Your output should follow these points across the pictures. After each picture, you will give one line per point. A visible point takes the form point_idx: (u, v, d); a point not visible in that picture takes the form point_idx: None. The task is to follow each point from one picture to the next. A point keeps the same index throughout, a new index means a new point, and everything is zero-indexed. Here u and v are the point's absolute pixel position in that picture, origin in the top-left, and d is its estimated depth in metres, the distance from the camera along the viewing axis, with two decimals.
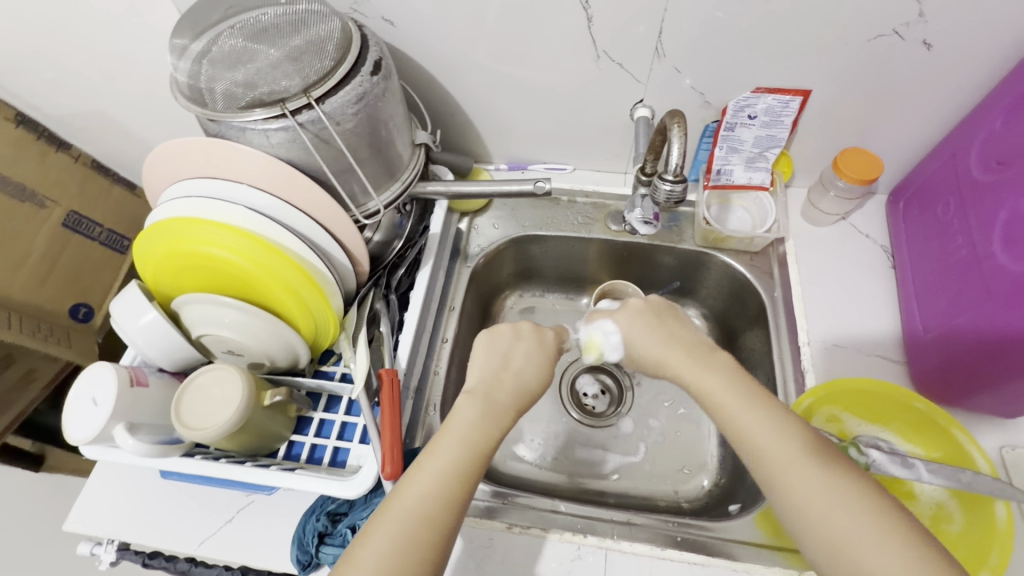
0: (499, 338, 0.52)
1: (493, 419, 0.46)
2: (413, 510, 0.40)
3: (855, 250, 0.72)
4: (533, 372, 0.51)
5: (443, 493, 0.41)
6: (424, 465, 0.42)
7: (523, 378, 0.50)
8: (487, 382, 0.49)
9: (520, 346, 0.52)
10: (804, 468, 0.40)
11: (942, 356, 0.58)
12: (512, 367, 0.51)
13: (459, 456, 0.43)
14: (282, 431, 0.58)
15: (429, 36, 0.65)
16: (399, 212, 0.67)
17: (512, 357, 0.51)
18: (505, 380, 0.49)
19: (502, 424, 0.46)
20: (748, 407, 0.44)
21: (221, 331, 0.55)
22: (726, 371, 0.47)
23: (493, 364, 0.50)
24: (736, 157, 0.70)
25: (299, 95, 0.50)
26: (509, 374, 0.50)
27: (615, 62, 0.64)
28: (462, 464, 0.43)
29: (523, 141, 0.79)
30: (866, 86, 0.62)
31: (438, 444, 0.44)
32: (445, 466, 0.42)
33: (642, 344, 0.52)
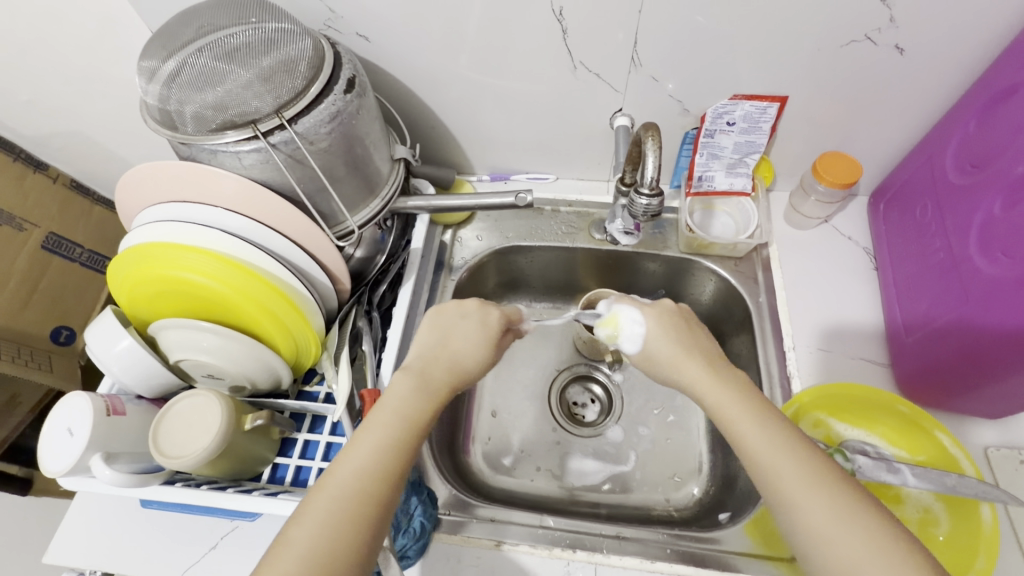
0: (442, 317, 0.51)
1: (425, 395, 0.45)
2: (345, 491, 0.38)
3: (838, 253, 0.72)
4: (470, 350, 0.49)
5: (374, 471, 0.39)
6: (358, 443, 0.41)
7: (461, 357, 0.49)
8: (424, 361, 0.48)
9: (459, 322, 0.51)
10: (812, 487, 0.37)
11: (924, 359, 0.58)
12: (449, 343, 0.49)
13: (391, 433, 0.42)
14: (265, 454, 0.57)
15: (405, 50, 0.65)
16: (379, 228, 0.66)
17: (453, 333, 0.50)
18: (442, 357, 0.48)
19: (434, 402, 0.45)
20: (755, 423, 0.41)
21: (199, 355, 0.55)
22: (736, 388, 0.44)
23: (433, 343, 0.49)
24: (717, 163, 0.70)
25: (271, 116, 0.50)
26: (445, 351, 0.49)
27: (592, 72, 0.64)
28: (394, 444, 0.41)
29: (504, 152, 0.79)
30: (842, 91, 0.62)
31: (371, 421, 0.42)
32: (380, 443, 0.41)
33: (658, 340, 0.50)
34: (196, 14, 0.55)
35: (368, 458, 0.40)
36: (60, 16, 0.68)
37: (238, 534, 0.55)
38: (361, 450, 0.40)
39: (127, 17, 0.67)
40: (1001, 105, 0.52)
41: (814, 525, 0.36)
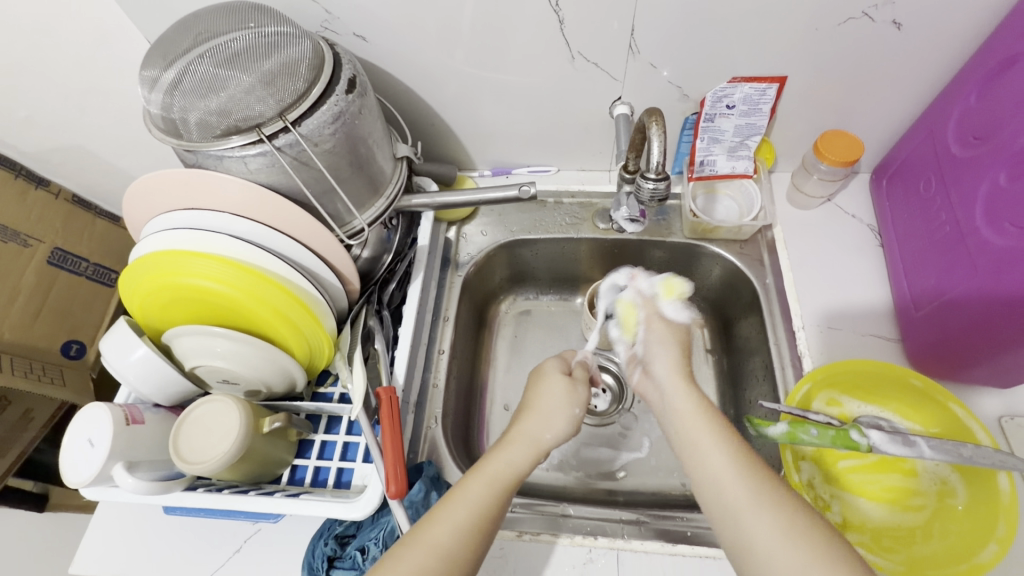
0: (537, 380, 0.56)
1: (520, 460, 0.49)
2: (439, 548, 0.41)
3: (842, 231, 0.72)
4: (558, 421, 0.53)
5: (472, 524, 0.43)
6: (460, 495, 0.44)
7: (546, 426, 0.52)
8: (518, 431, 0.51)
9: (551, 388, 0.55)
10: (748, 480, 0.42)
11: (936, 332, 0.58)
12: (536, 411, 0.53)
13: (487, 490, 0.45)
14: (284, 456, 0.58)
15: (401, 47, 0.65)
16: (386, 227, 0.66)
17: (541, 398, 0.54)
18: (531, 426, 0.52)
19: (525, 464, 0.49)
20: (715, 443, 0.45)
21: (214, 361, 0.55)
22: (703, 409, 0.48)
23: (526, 411, 0.53)
24: (718, 147, 0.70)
25: (275, 120, 0.50)
26: (536, 420, 0.52)
27: (590, 61, 0.64)
28: (487, 504, 0.44)
29: (505, 146, 0.79)
30: (840, 68, 0.62)
31: (469, 483, 0.45)
32: (478, 506, 0.44)
33: (662, 349, 0.55)
34: (193, 22, 0.55)
35: (466, 517, 0.43)
36: (56, 30, 0.67)
37: (261, 536, 0.55)
38: (459, 508, 0.43)
39: (123, 27, 0.67)
40: (1004, 73, 0.52)
41: (756, 542, 0.39)
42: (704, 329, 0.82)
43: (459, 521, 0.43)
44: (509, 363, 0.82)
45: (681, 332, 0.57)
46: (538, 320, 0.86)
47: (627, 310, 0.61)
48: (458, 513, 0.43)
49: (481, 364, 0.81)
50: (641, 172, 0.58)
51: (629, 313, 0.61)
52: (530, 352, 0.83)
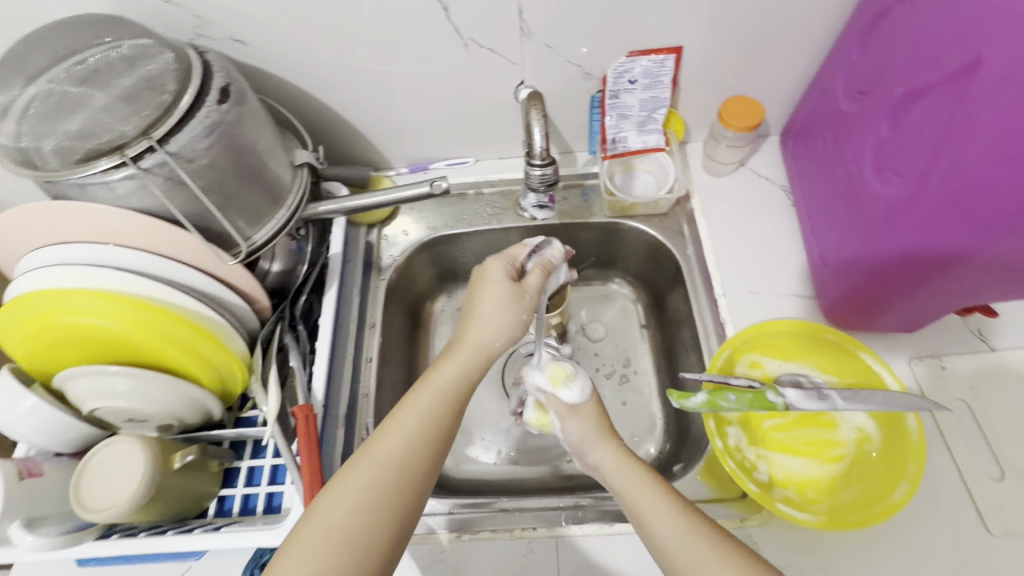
0: (478, 286, 0.57)
1: (466, 368, 0.52)
2: (390, 457, 0.45)
3: (757, 195, 0.73)
4: (501, 328, 0.55)
5: (419, 435, 0.47)
6: (405, 410, 0.48)
7: (485, 331, 0.54)
8: (461, 338, 0.54)
9: (492, 291, 0.56)
10: (701, 542, 0.43)
11: (842, 285, 0.59)
12: (477, 316, 0.55)
13: (431, 403, 0.49)
14: (209, 489, 0.56)
15: (285, 48, 0.61)
16: (293, 238, 0.64)
17: (479, 303, 0.56)
18: (476, 332, 0.54)
19: (474, 373, 0.53)
20: (657, 501, 0.46)
21: (116, 401, 0.51)
22: (645, 476, 0.48)
23: (468, 319, 0.56)
24: (628, 123, 0.70)
25: (139, 139, 0.46)
26: (477, 325, 0.54)
27: (484, 47, 0.62)
28: (434, 418, 0.48)
29: (416, 141, 0.76)
30: (733, 33, 0.62)
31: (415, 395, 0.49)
32: (427, 416, 0.48)
33: (580, 430, 0.53)
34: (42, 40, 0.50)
35: (416, 427, 0.47)
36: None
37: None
38: (408, 419, 0.48)
39: None
40: (881, 25, 0.52)
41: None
42: (638, 304, 0.83)
43: (407, 432, 0.47)
44: None
45: (591, 415, 0.54)
46: None
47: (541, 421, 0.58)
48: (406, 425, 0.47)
49: (420, 366, 0.80)
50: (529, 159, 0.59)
51: (543, 420, 0.58)
52: None
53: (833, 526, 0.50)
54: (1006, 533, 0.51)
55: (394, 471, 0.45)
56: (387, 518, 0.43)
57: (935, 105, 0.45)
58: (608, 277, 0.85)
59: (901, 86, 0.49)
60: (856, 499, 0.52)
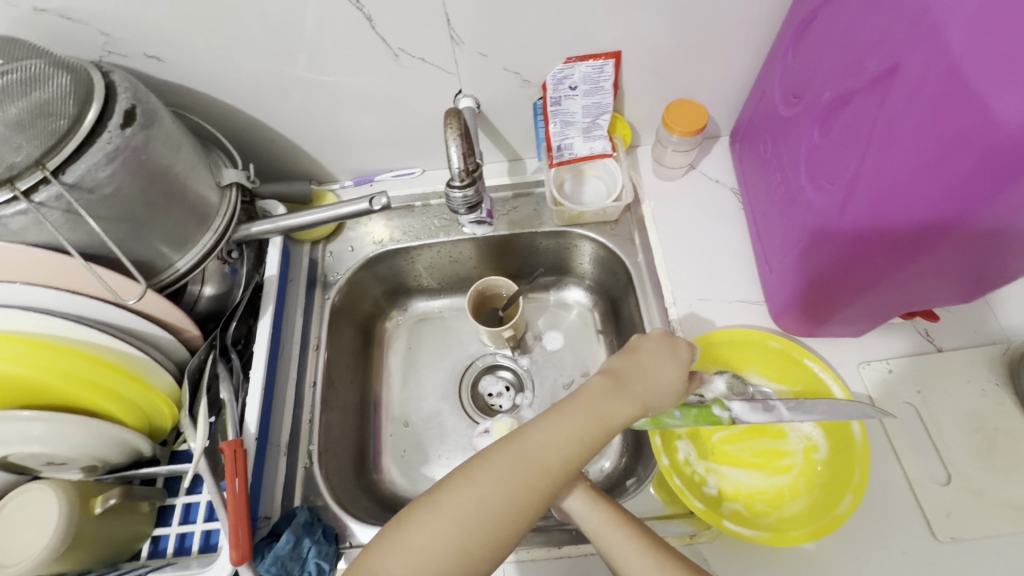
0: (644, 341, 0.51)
1: (625, 403, 0.45)
2: (536, 463, 0.41)
3: (707, 199, 0.72)
4: (667, 386, 0.48)
5: (567, 454, 0.42)
6: (559, 424, 0.43)
7: (658, 384, 0.48)
8: (632, 375, 0.47)
9: (664, 357, 0.49)
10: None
11: (786, 292, 0.59)
12: (646, 365, 0.48)
13: (587, 426, 0.43)
14: (142, 529, 0.54)
15: (205, 64, 0.58)
16: (225, 261, 0.61)
17: (647, 352, 0.49)
18: (646, 377, 0.47)
19: (630, 413, 0.45)
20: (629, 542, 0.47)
21: (31, 447, 0.48)
22: (609, 512, 0.49)
23: (634, 358, 0.49)
24: (572, 130, 0.68)
25: (31, 170, 0.44)
26: (639, 368, 0.48)
27: (416, 57, 0.60)
28: (585, 442, 0.43)
29: (358, 154, 0.74)
30: (670, 35, 0.61)
31: (579, 408, 0.44)
32: (579, 436, 0.43)
33: None
34: None
35: (569, 443, 0.42)
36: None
37: None
38: (565, 435, 0.43)
39: None
40: (809, 28, 0.52)
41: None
42: (594, 311, 0.81)
43: (563, 450, 0.42)
44: (404, 378, 0.79)
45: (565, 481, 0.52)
46: (430, 328, 0.83)
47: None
48: (560, 440, 0.42)
49: (373, 384, 0.77)
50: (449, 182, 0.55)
51: None
52: (424, 364, 0.80)
53: (779, 541, 0.50)
54: (953, 539, 0.50)
55: (529, 482, 0.41)
56: (501, 527, 0.40)
57: (860, 112, 0.44)
58: (563, 284, 0.83)
59: (829, 91, 0.48)
60: (802, 512, 0.52)
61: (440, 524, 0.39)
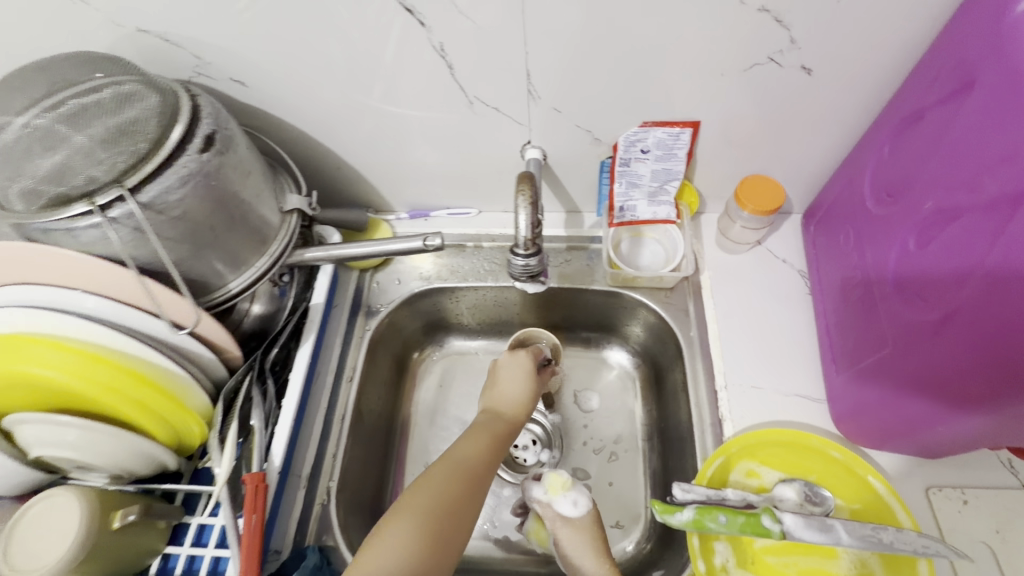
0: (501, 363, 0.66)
1: (495, 424, 0.59)
2: (461, 467, 0.52)
3: (772, 278, 0.68)
4: (527, 392, 0.63)
5: (480, 461, 0.53)
6: (460, 445, 0.55)
7: (516, 394, 0.63)
8: (493, 403, 0.62)
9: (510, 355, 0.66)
10: None
11: (855, 397, 0.55)
12: (500, 386, 0.64)
13: (483, 442, 0.55)
14: (155, 544, 0.53)
15: (286, 92, 0.60)
16: (276, 284, 0.61)
17: (502, 376, 0.65)
18: (506, 394, 0.63)
19: (501, 432, 0.58)
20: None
21: (62, 450, 0.49)
22: None
23: (492, 391, 0.64)
24: (637, 192, 0.67)
25: (110, 187, 0.44)
26: (499, 393, 0.63)
27: (490, 106, 0.59)
28: (487, 453, 0.54)
29: (418, 188, 0.74)
30: (754, 111, 0.58)
31: (476, 431, 0.57)
32: (482, 449, 0.54)
33: (572, 546, 0.55)
34: (33, 75, 0.50)
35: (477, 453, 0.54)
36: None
37: None
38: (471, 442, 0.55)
39: None
40: (914, 126, 0.48)
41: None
42: (636, 377, 0.78)
43: (472, 448, 0.54)
44: (431, 417, 0.76)
45: (584, 537, 0.56)
46: (461, 373, 0.80)
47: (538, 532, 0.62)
48: (470, 448, 0.54)
49: (400, 419, 0.76)
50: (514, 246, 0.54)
51: (539, 531, 0.62)
52: (453, 405, 0.77)
53: None
54: None
55: (459, 473, 0.51)
56: (457, 516, 0.48)
57: (968, 233, 0.40)
58: (606, 342, 0.80)
59: (932, 201, 0.45)
60: None
61: (407, 519, 0.46)
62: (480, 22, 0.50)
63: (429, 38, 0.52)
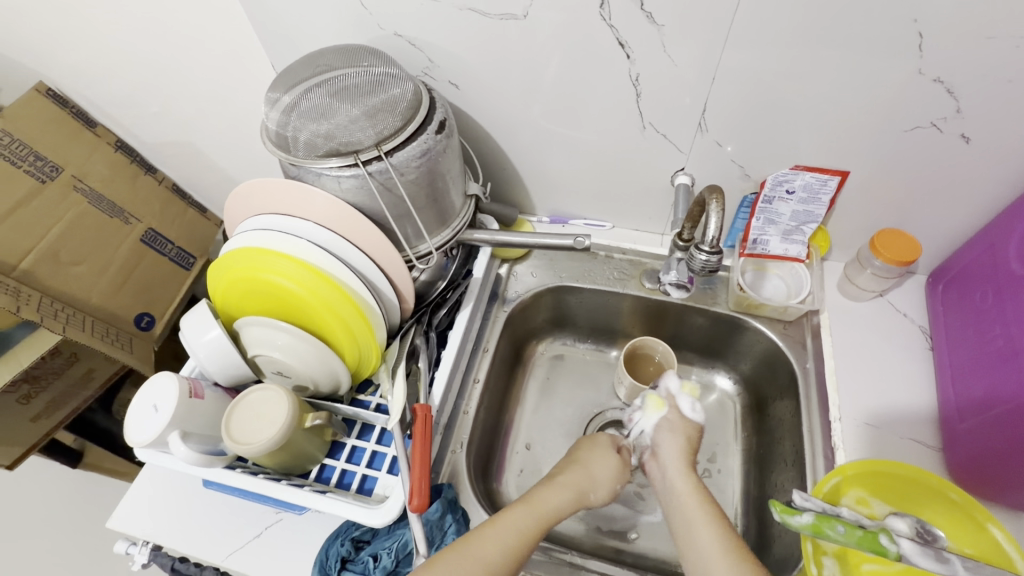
0: (590, 446, 0.63)
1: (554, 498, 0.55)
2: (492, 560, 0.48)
3: (890, 328, 0.72)
4: (602, 488, 0.60)
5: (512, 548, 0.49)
6: (501, 523, 0.50)
7: (596, 486, 0.60)
8: (569, 480, 0.58)
9: (600, 447, 0.63)
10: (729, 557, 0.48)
11: (979, 446, 0.57)
12: (580, 467, 0.61)
13: (527, 522, 0.51)
14: (315, 453, 0.61)
15: (488, 98, 0.71)
16: (445, 255, 0.71)
17: (587, 462, 0.61)
18: (579, 479, 0.59)
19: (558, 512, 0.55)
20: (706, 529, 0.51)
21: (274, 352, 0.60)
22: (700, 500, 0.55)
23: (574, 465, 0.61)
24: (773, 229, 0.72)
25: (372, 149, 0.56)
26: (584, 475, 0.59)
27: (659, 132, 0.68)
28: (527, 534, 0.51)
29: (566, 197, 0.83)
30: (904, 169, 0.64)
31: (513, 513, 0.52)
32: (524, 531, 0.51)
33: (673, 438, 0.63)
34: (312, 60, 0.62)
35: (515, 539, 0.50)
36: (181, 53, 0.78)
37: (281, 526, 0.59)
38: (509, 530, 0.50)
39: (251, 53, 0.75)
40: None
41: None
42: (737, 403, 0.82)
43: (508, 543, 0.49)
44: (538, 404, 0.84)
45: (692, 432, 0.64)
46: (572, 366, 0.88)
47: (654, 403, 0.67)
48: (507, 532, 0.50)
49: (512, 399, 0.83)
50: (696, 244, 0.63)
51: (656, 406, 0.67)
52: (560, 398, 0.85)
53: None
54: None
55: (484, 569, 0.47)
56: None
57: None
58: (710, 367, 0.85)
59: None
60: None
61: None
62: (677, 60, 0.60)
63: (629, 68, 0.62)
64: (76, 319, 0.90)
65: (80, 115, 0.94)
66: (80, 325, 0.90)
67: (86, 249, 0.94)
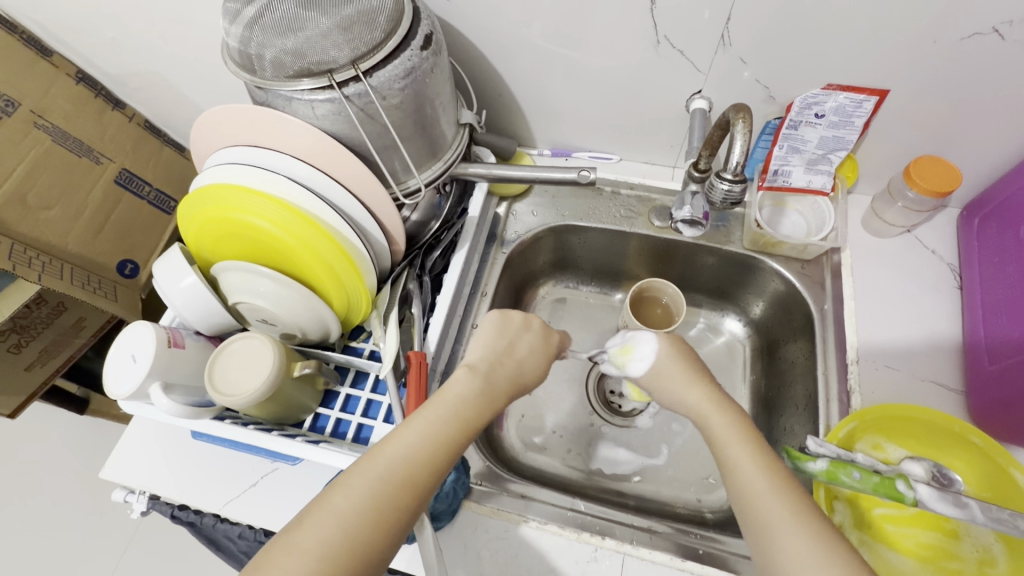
0: (522, 334, 0.54)
1: (486, 397, 0.47)
2: (430, 455, 0.40)
3: (917, 266, 0.68)
4: (528, 375, 0.52)
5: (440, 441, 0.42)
6: (430, 414, 0.43)
7: (524, 372, 0.51)
8: (495, 371, 0.49)
9: (530, 338, 0.54)
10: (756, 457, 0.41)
11: (1008, 388, 0.54)
12: (511, 355, 0.52)
13: (451, 417, 0.43)
14: (307, 402, 0.59)
15: (480, 11, 0.62)
16: (438, 192, 0.66)
17: (516, 345, 0.53)
18: (507, 369, 0.50)
19: (491, 408, 0.47)
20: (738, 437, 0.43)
21: (256, 299, 0.56)
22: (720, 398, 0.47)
23: (506, 354, 0.51)
24: (796, 158, 0.66)
25: (348, 67, 0.49)
26: (512, 364, 0.51)
27: (676, 48, 0.60)
28: (461, 424, 0.43)
29: (570, 127, 0.76)
30: (954, 86, 0.56)
31: (448, 409, 0.44)
32: (459, 420, 0.43)
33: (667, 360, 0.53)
34: None
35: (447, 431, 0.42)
36: None
37: (276, 476, 0.58)
38: (436, 422, 0.42)
39: None
40: None
41: (744, 487, 0.39)
42: (746, 346, 0.79)
43: (434, 433, 0.42)
44: None
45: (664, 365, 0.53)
46: (574, 310, 0.84)
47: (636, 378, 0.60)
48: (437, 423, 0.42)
49: None
50: (716, 173, 0.57)
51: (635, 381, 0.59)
52: None
53: None
54: None
55: (415, 463, 0.39)
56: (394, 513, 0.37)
57: None
58: (721, 309, 0.81)
59: None
60: None
61: (341, 500, 0.36)
62: None
63: None
64: (52, 266, 0.87)
65: (32, 43, 0.83)
66: (57, 272, 0.87)
67: (58, 190, 0.89)
